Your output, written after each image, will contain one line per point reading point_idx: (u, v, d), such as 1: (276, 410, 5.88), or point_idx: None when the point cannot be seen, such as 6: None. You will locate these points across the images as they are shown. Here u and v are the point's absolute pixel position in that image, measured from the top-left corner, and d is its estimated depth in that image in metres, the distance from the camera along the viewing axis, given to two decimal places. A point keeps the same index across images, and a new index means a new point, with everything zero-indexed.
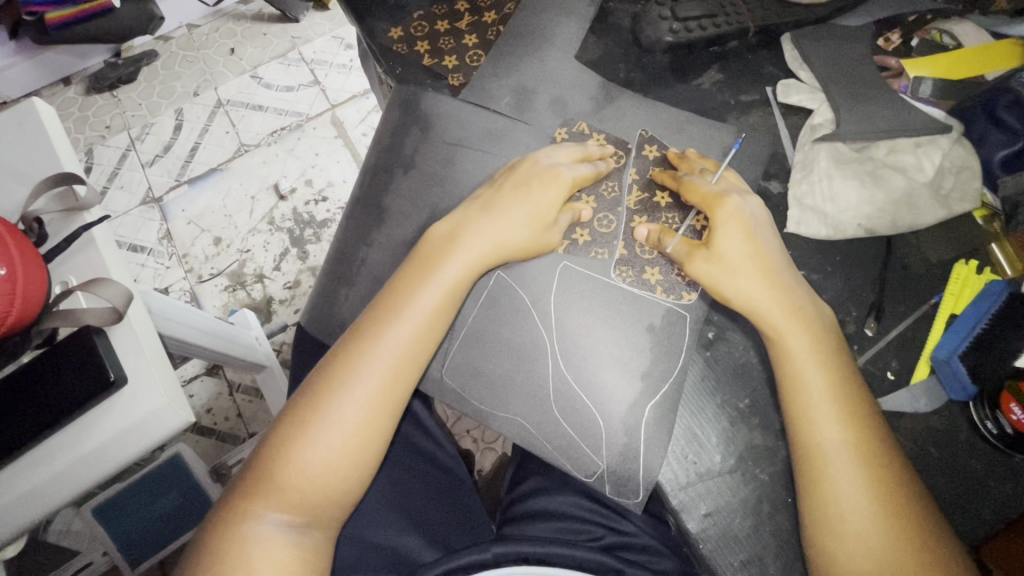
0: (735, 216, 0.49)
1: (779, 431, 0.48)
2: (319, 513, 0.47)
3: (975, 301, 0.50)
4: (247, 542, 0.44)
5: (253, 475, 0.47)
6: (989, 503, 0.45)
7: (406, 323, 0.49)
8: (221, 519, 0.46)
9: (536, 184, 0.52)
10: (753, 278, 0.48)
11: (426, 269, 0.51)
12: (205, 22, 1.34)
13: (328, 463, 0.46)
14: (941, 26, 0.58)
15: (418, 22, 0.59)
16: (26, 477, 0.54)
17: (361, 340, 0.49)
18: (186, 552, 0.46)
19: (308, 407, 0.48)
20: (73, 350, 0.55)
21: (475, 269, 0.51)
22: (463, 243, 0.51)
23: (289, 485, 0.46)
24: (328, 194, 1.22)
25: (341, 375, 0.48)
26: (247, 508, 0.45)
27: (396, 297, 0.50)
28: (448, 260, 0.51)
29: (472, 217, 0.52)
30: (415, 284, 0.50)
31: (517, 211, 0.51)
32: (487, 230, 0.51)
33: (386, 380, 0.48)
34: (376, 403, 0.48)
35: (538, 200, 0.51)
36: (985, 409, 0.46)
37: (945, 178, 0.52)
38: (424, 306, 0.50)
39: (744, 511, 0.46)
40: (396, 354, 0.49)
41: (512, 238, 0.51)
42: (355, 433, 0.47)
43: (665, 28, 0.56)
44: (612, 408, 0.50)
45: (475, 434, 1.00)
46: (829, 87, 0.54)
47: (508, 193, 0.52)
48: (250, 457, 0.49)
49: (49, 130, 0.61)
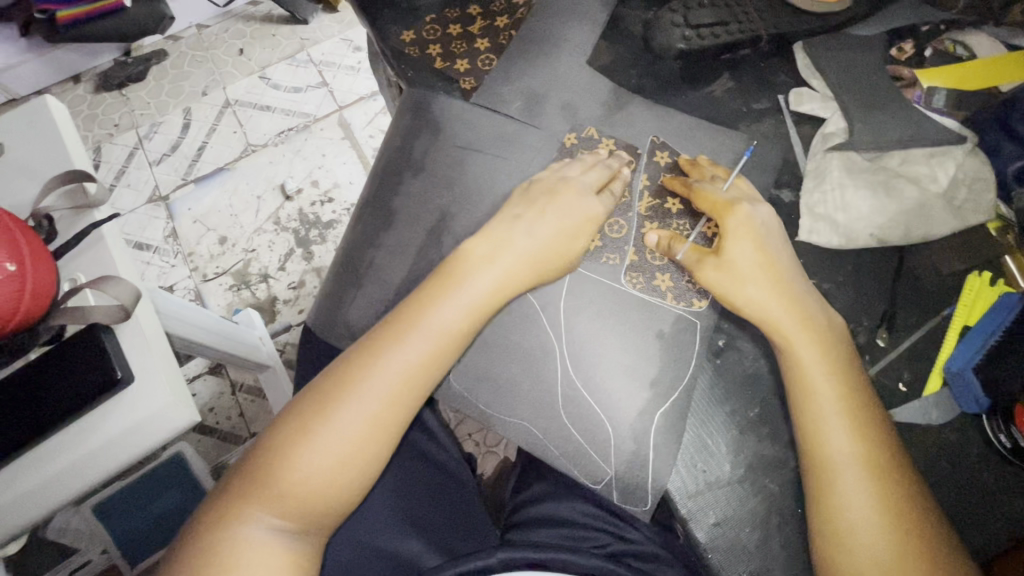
0: (746, 223, 0.50)
1: (789, 441, 0.47)
2: (314, 519, 0.46)
3: (988, 313, 0.50)
4: (239, 543, 0.43)
5: (250, 475, 0.46)
6: (1002, 518, 0.45)
7: (424, 337, 0.49)
8: (213, 514, 0.45)
9: (577, 213, 0.52)
10: (768, 292, 0.48)
11: (450, 282, 0.50)
12: (215, 22, 1.35)
13: (328, 468, 0.46)
14: (954, 37, 0.57)
15: (430, 25, 0.60)
16: (31, 474, 0.54)
17: (376, 350, 0.49)
18: (174, 544, 0.45)
19: (315, 411, 0.47)
20: (80, 346, 0.55)
21: (501, 290, 0.51)
22: (494, 262, 0.51)
23: (288, 491, 0.45)
24: (334, 195, 1.22)
25: (350, 379, 0.48)
26: (241, 507, 0.45)
27: (418, 309, 0.50)
28: (474, 276, 0.50)
29: (499, 231, 0.52)
30: (438, 297, 0.50)
31: (544, 227, 0.52)
32: (515, 247, 0.52)
33: (395, 393, 0.48)
34: (382, 412, 0.48)
35: (573, 230, 0.52)
36: (999, 423, 0.45)
37: (958, 190, 0.51)
38: (442, 318, 0.49)
39: (752, 521, 0.45)
40: (410, 369, 0.49)
41: (541, 259, 0.51)
42: (358, 440, 0.47)
43: (678, 35, 0.56)
44: (621, 414, 0.49)
45: (477, 438, 1.01)
46: (841, 96, 0.54)
47: (548, 213, 0.52)
48: (249, 453, 0.48)
49: (61, 129, 0.61)
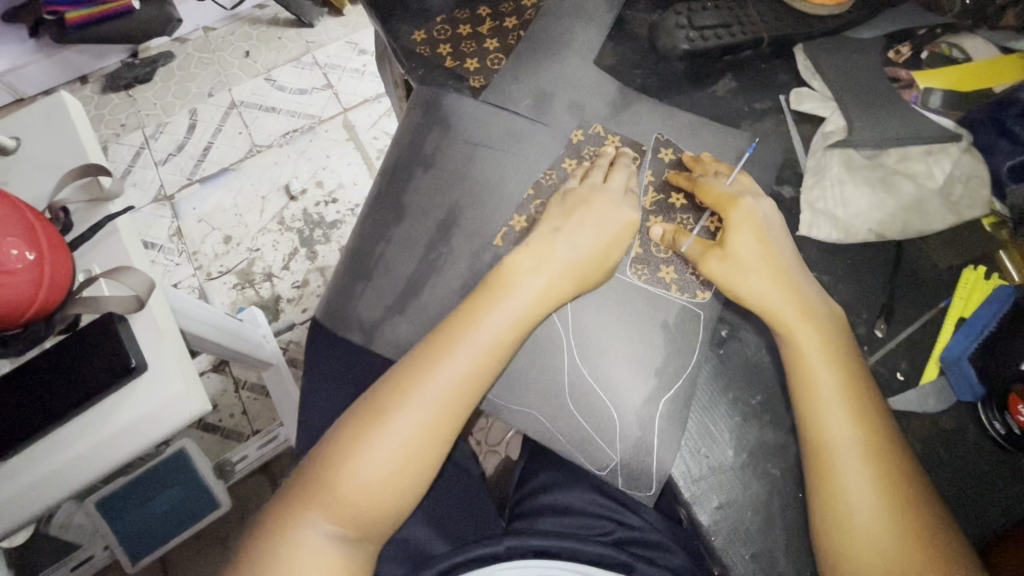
0: (748, 217, 0.51)
1: (789, 428, 0.49)
2: (368, 527, 0.48)
3: (984, 304, 0.51)
4: (298, 547, 0.45)
5: (308, 482, 0.48)
6: (996, 503, 0.46)
7: (473, 347, 0.50)
8: (275, 520, 0.47)
9: (615, 221, 0.54)
10: (769, 284, 0.50)
11: (499, 293, 0.52)
12: (222, 25, 1.37)
13: (383, 476, 0.48)
14: (951, 40, 0.59)
15: (441, 25, 0.61)
16: (44, 461, 0.54)
17: (426, 359, 0.50)
18: (238, 547, 0.48)
19: (370, 421, 0.49)
20: (94, 335, 0.56)
21: (548, 299, 0.52)
22: (541, 273, 0.53)
23: (345, 499, 0.47)
24: (339, 196, 1.23)
25: (400, 387, 0.49)
26: (301, 514, 0.47)
27: (468, 319, 0.51)
28: (519, 287, 0.52)
29: (543, 243, 0.54)
30: (487, 308, 0.51)
31: (587, 236, 0.53)
32: (561, 258, 0.53)
33: (447, 403, 0.49)
34: (433, 420, 0.49)
35: (614, 239, 0.54)
36: (993, 411, 0.46)
37: (954, 187, 0.53)
38: (492, 323, 0.50)
39: (755, 505, 0.46)
40: (461, 379, 0.49)
41: (586, 268, 0.52)
42: (411, 448, 0.48)
43: (682, 35, 0.58)
44: (626, 402, 0.51)
45: (479, 437, 1.03)
46: (841, 97, 0.55)
47: (589, 223, 0.54)
48: (308, 463, 0.50)
49: (77, 125, 0.63)
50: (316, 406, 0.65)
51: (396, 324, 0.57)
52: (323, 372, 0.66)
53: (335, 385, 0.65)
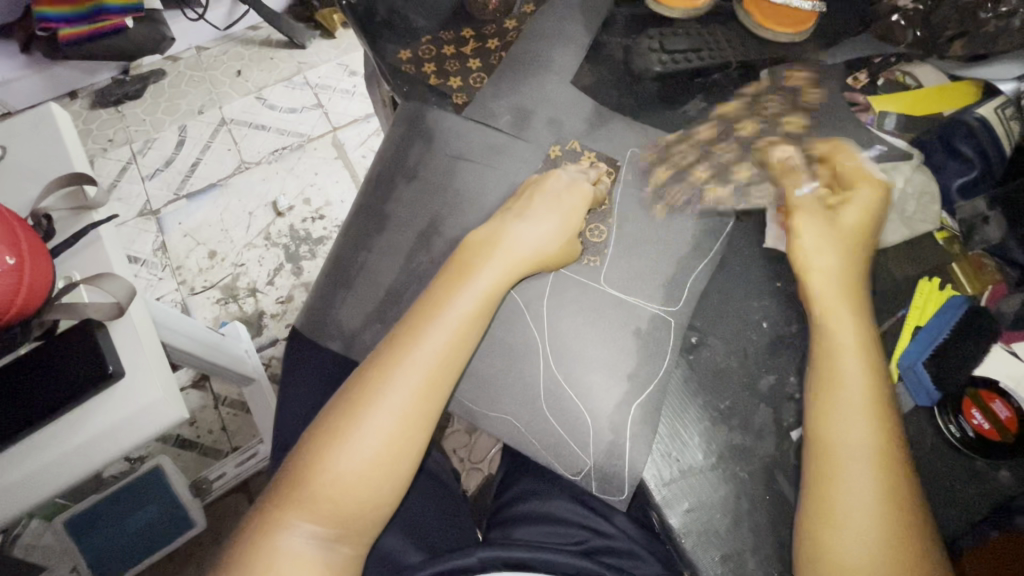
0: (871, 199, 0.53)
1: (758, 432, 0.50)
2: (350, 526, 0.48)
3: (936, 314, 0.53)
4: (280, 551, 0.46)
5: (286, 484, 0.48)
6: (956, 509, 0.48)
7: (442, 329, 0.51)
8: (256, 526, 0.47)
9: (565, 197, 0.56)
10: (837, 254, 0.52)
11: (461, 276, 0.53)
12: (215, 45, 1.41)
13: (360, 472, 0.48)
14: (904, 69, 0.63)
15: (426, 45, 0.64)
16: (14, 468, 0.54)
17: (397, 346, 0.51)
18: (222, 556, 0.48)
19: (343, 414, 0.49)
20: (74, 341, 0.56)
21: (510, 275, 0.54)
22: (500, 250, 0.54)
23: (323, 497, 0.47)
24: (325, 212, 1.24)
25: (373, 382, 0.50)
26: (280, 518, 0.47)
27: (433, 305, 0.52)
28: (482, 270, 0.53)
29: (502, 227, 0.55)
30: (451, 291, 0.53)
31: (546, 216, 0.55)
32: (523, 238, 0.54)
33: (419, 388, 0.49)
34: (409, 408, 0.49)
35: (570, 210, 0.56)
36: (948, 413, 0.49)
37: (907, 202, 0.56)
38: (459, 312, 0.52)
39: (723, 508, 0.47)
40: (429, 361, 0.50)
41: (545, 249, 0.55)
42: (388, 441, 0.48)
43: (654, 58, 0.61)
44: (599, 408, 0.52)
45: (462, 454, 1.03)
46: (803, 118, 0.59)
47: (546, 206, 0.55)
48: (286, 463, 0.50)
49: (65, 135, 0.64)
50: (295, 415, 0.65)
51: (375, 332, 0.58)
52: (302, 382, 0.66)
53: (314, 391, 0.65)
